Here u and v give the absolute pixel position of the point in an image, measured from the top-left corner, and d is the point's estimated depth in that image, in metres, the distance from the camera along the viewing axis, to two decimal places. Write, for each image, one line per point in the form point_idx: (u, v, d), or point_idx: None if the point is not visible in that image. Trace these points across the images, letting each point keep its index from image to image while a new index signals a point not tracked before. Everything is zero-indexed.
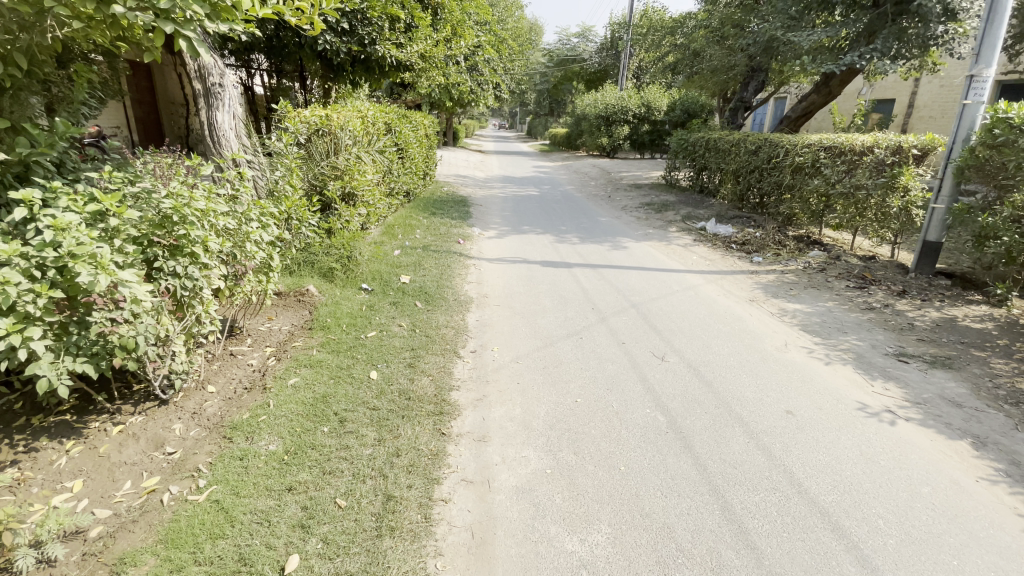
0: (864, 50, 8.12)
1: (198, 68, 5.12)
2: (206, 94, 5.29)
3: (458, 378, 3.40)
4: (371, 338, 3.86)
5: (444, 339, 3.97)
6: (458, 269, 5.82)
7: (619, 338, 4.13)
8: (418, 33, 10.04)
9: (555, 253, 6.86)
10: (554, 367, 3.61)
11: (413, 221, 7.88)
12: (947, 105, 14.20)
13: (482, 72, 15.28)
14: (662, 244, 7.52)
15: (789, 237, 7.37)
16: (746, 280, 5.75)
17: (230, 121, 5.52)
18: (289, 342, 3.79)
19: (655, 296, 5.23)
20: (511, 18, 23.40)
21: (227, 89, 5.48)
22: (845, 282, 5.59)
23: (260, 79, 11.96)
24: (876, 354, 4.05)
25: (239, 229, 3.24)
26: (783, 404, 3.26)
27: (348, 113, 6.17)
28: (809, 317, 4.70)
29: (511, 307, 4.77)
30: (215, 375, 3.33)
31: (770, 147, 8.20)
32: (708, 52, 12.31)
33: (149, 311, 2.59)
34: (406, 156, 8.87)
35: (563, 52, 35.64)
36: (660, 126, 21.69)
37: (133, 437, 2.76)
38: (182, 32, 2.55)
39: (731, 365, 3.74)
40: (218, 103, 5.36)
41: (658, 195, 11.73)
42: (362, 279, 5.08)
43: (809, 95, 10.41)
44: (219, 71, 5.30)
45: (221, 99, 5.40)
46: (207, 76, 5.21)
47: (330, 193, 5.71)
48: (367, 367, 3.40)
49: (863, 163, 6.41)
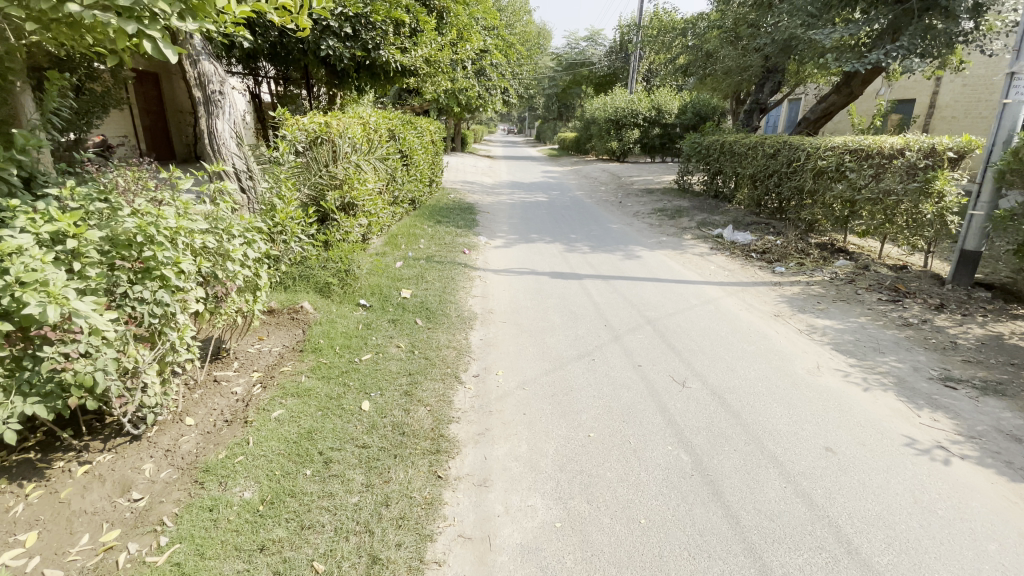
0: (888, 48, 7.73)
1: (197, 74, 5.04)
2: (206, 102, 5.15)
3: (458, 408, 3.10)
4: (366, 361, 3.58)
5: (444, 362, 3.67)
6: (463, 282, 5.52)
7: (634, 359, 3.81)
8: (423, 37, 9.83)
9: (565, 263, 6.55)
10: (564, 394, 3.30)
11: (417, 230, 7.60)
12: (971, 106, 13.67)
13: (490, 76, 15.07)
14: (678, 252, 7.18)
15: (812, 245, 6.99)
16: (769, 293, 5.39)
17: (231, 130, 5.29)
18: (277, 366, 3.52)
19: (672, 310, 4.88)
20: (519, 23, 23.22)
21: (229, 98, 5.33)
22: (877, 295, 5.20)
23: (267, 87, 11.89)
24: (919, 378, 3.67)
25: (220, 246, 2.97)
26: (822, 441, 2.91)
27: (348, 120, 5.92)
28: (841, 335, 4.34)
29: (518, 324, 4.45)
30: (195, 405, 3.06)
31: (790, 150, 7.84)
32: (721, 53, 11.97)
33: (111, 342, 2.32)
34: (411, 163, 8.62)
35: (571, 56, 35.39)
36: (671, 129, 21.31)
37: (98, 480, 2.49)
38: (147, 33, 2.25)
39: (760, 392, 3.39)
40: (218, 110, 5.19)
41: (671, 201, 11.39)
42: (361, 294, 4.81)
43: (829, 95, 10.00)
44: (219, 79, 5.20)
45: (222, 107, 5.23)
46: (206, 82, 5.10)
47: (329, 204, 5.45)
48: (359, 397, 3.11)
49: (893, 167, 6.02)
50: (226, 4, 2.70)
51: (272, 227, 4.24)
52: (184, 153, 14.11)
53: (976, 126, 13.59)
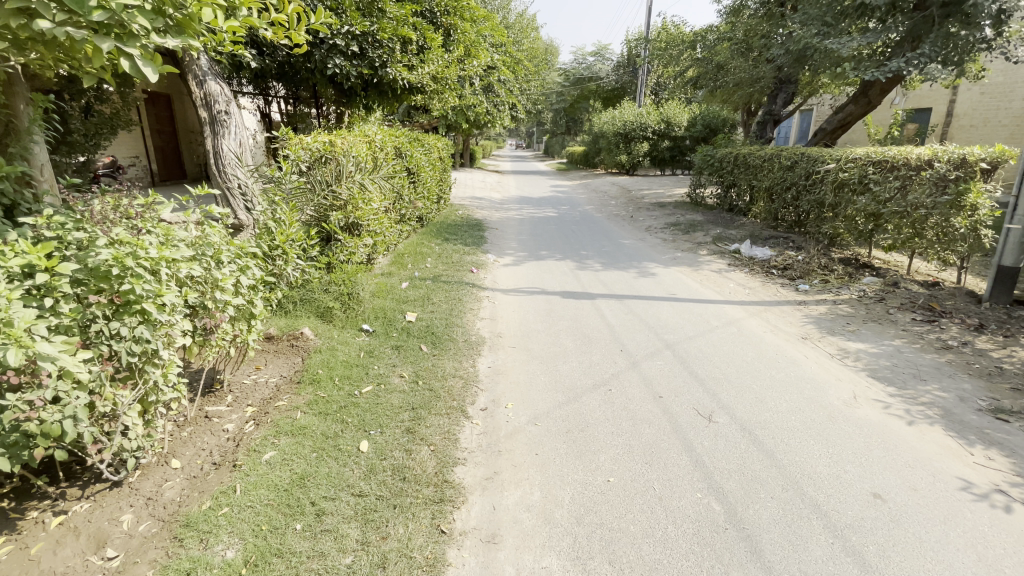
0: (909, 56, 7.47)
1: (202, 95, 5.00)
2: (211, 122, 5.09)
3: (464, 448, 2.85)
4: (367, 395, 3.34)
5: (450, 394, 3.42)
6: (471, 304, 5.31)
7: (654, 389, 3.54)
8: (431, 54, 9.77)
9: (577, 282, 6.30)
10: (579, 430, 3.04)
11: (424, 248, 7.42)
12: (990, 114, 13.32)
13: (498, 93, 15.05)
14: (693, 269, 6.92)
15: (835, 261, 6.68)
16: (794, 313, 5.11)
17: (237, 148, 5.21)
18: (273, 400, 3.30)
19: (692, 333, 4.60)
20: (527, 39, 23.36)
21: (234, 117, 5.26)
22: (910, 314, 4.89)
23: (277, 106, 11.94)
24: (967, 410, 3.34)
25: (209, 275, 2.78)
26: (868, 485, 2.62)
27: (353, 139, 5.79)
28: (876, 360, 4.03)
29: (529, 350, 4.21)
30: (182, 446, 2.85)
31: (808, 162, 7.57)
32: (732, 64, 11.79)
33: (84, 385, 2.14)
34: (419, 180, 8.49)
35: (579, 71, 35.48)
36: (681, 142, 21.12)
37: (73, 532, 2.27)
38: (123, 50, 2.12)
39: (794, 427, 3.11)
40: (224, 130, 5.12)
41: (684, 215, 11.13)
42: (364, 319, 4.61)
43: (845, 105, 9.74)
44: (225, 99, 5.14)
45: (227, 126, 5.16)
46: (211, 102, 5.04)
47: (332, 224, 5.28)
48: (357, 436, 2.88)
49: (920, 179, 5.73)
50: (213, 19, 2.56)
51: (269, 251, 4.03)
52: (195, 172, 14.09)
53: (996, 134, 13.23)
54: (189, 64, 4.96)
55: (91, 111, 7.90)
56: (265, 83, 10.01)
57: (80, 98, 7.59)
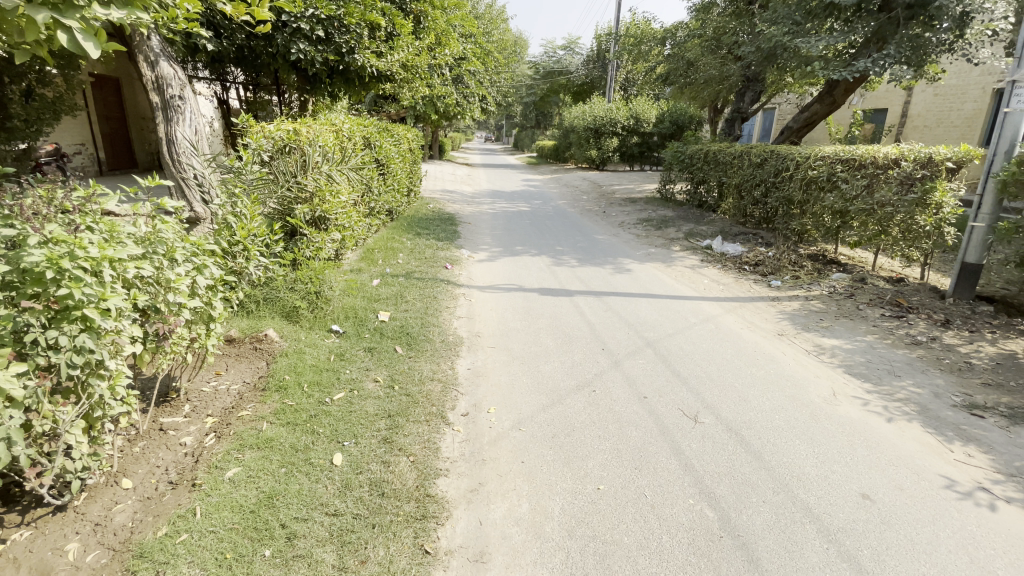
0: (875, 57, 7.66)
1: (153, 78, 4.68)
2: (164, 108, 4.75)
3: (447, 458, 2.70)
4: (339, 402, 3.13)
5: (428, 399, 3.24)
6: (446, 301, 5.12)
7: (639, 389, 3.47)
8: (400, 41, 9.45)
9: (553, 278, 6.20)
10: (566, 434, 2.94)
11: (395, 243, 7.16)
12: (942, 115, 14.00)
13: (468, 84, 14.77)
14: (667, 265, 6.93)
15: (804, 257, 6.81)
16: (769, 309, 5.15)
17: (194, 137, 4.86)
18: (236, 409, 3.06)
19: (671, 331, 4.56)
20: (496, 29, 22.99)
21: (190, 103, 4.91)
22: (879, 310, 5.00)
23: (237, 92, 11.37)
24: (942, 406, 3.42)
25: (160, 275, 2.50)
26: (855, 485, 2.62)
27: (319, 128, 5.51)
28: (852, 356, 4.09)
29: (508, 351, 4.06)
30: (135, 464, 2.59)
31: (778, 160, 7.69)
32: (701, 62, 11.89)
33: (18, 403, 1.87)
34: (388, 172, 8.20)
35: (547, 64, 35.27)
36: (649, 138, 21.33)
37: (9, 566, 2.00)
38: (61, 21, 1.84)
39: (779, 427, 3.09)
40: (177, 116, 4.77)
41: (655, 210, 11.20)
42: (334, 319, 4.36)
43: (811, 104, 9.95)
44: (178, 82, 4.80)
45: (182, 112, 4.81)
46: (163, 86, 4.71)
47: (297, 218, 4.96)
48: (330, 448, 2.68)
49: (888, 177, 5.87)
50: None
51: (227, 247, 3.73)
52: (145, 160, 13.23)
53: (948, 135, 13.91)
54: (139, 45, 4.69)
55: (33, 95, 7.20)
56: (223, 68, 9.49)
57: (20, 80, 6.95)
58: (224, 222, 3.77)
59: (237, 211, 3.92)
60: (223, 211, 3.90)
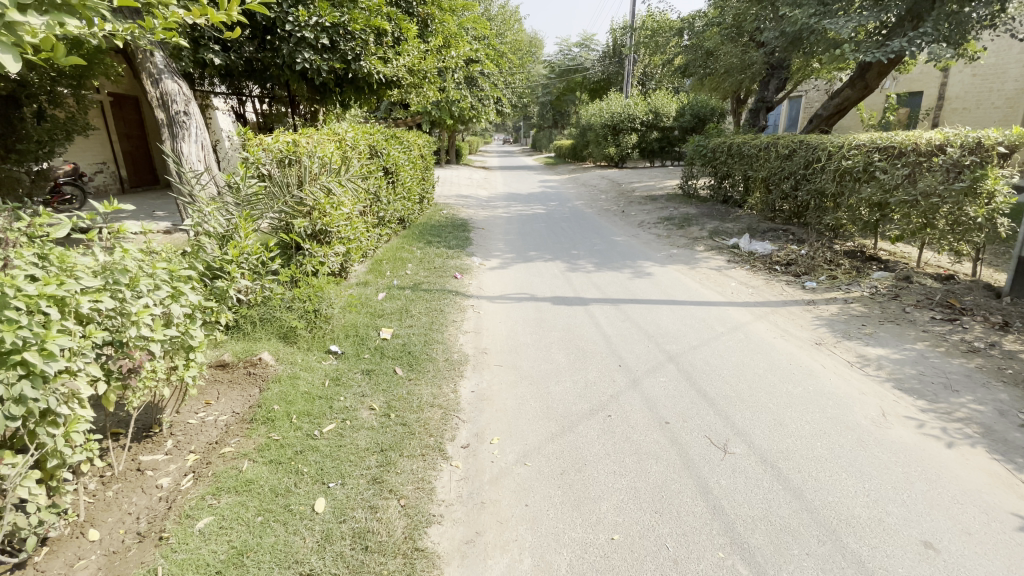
0: (911, 36, 7.07)
1: (160, 95, 5.35)
2: (171, 123, 5.44)
3: (441, 502, 2.42)
4: (329, 435, 2.88)
5: (426, 429, 2.97)
6: (453, 315, 4.85)
7: (659, 413, 3.12)
8: (406, 46, 9.29)
9: (568, 285, 5.88)
10: (576, 470, 2.62)
11: (404, 253, 6.93)
12: (982, 96, 13.10)
13: (482, 87, 14.59)
14: (690, 267, 6.52)
15: (839, 254, 6.31)
16: (803, 314, 4.71)
17: (197, 150, 5.56)
18: (219, 445, 2.85)
19: (695, 342, 4.18)
20: (509, 31, 22.78)
21: (194, 118, 5.59)
22: (928, 313, 4.51)
23: (252, 106, 11.46)
24: (1010, 427, 2.96)
25: (122, 307, 2.30)
26: (915, 530, 2.23)
27: (319, 138, 5.34)
28: (901, 369, 3.65)
29: (517, 370, 3.76)
30: (104, 511, 2.40)
31: (807, 150, 7.19)
32: (721, 51, 11.38)
33: None
34: (398, 180, 8.02)
35: (563, 63, 34.77)
36: (669, 133, 20.74)
37: None
38: None
39: (821, 457, 2.71)
40: (183, 131, 5.47)
41: (676, 208, 10.73)
42: (332, 338, 4.13)
43: (841, 89, 9.34)
44: (183, 99, 5.47)
45: (187, 127, 5.51)
46: (170, 103, 5.39)
47: (296, 232, 4.76)
48: (313, 491, 2.44)
49: (932, 165, 5.35)
50: None
51: (205, 271, 3.48)
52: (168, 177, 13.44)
53: (989, 117, 13.04)
54: (146, 64, 5.34)
55: (45, 116, 7.28)
56: (237, 82, 9.54)
57: (32, 102, 7.01)
58: (195, 245, 3.51)
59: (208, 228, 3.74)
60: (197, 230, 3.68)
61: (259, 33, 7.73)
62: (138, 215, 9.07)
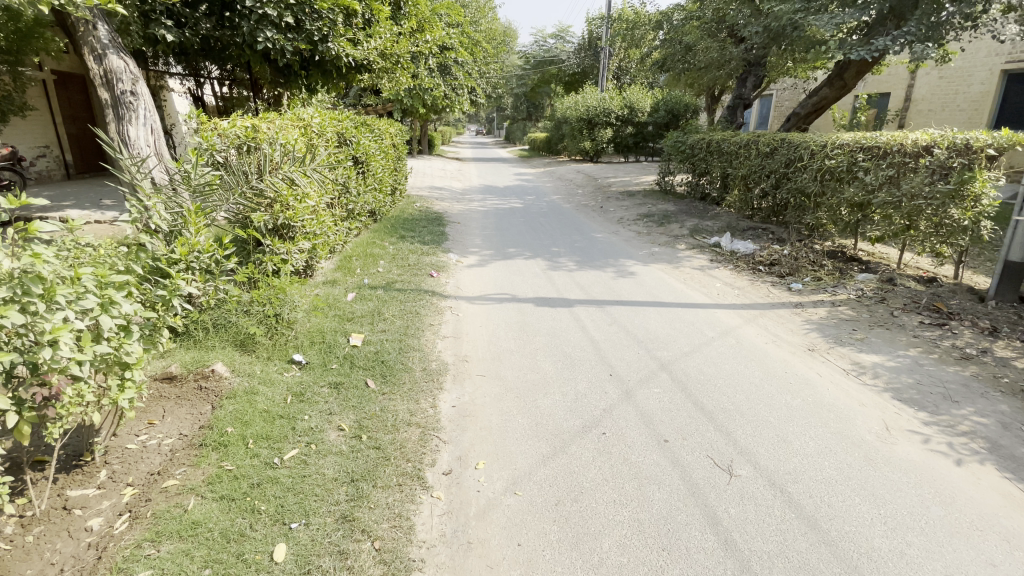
0: (892, 35, 7.11)
1: (104, 73, 4.83)
2: (115, 104, 4.89)
3: (422, 543, 2.13)
4: (290, 463, 2.53)
5: (403, 453, 2.66)
6: (430, 318, 4.52)
7: (657, 430, 2.89)
8: (378, 28, 8.80)
9: (550, 284, 5.62)
10: (572, 500, 2.36)
11: (375, 249, 6.52)
12: (947, 98, 13.50)
13: (456, 75, 14.10)
14: (673, 266, 6.37)
15: (821, 254, 6.26)
16: (793, 317, 4.59)
17: (146, 135, 5.01)
18: (162, 475, 2.46)
19: (687, 348, 3.98)
20: (484, 19, 22.23)
21: (143, 99, 5.04)
22: (916, 317, 4.45)
23: (211, 88, 10.73)
24: (1015, 442, 2.87)
25: (33, 322, 1.89)
26: (939, 564, 2.07)
27: (282, 124, 4.92)
28: (898, 377, 3.53)
29: (500, 381, 3.47)
30: (21, 561, 1.98)
31: (789, 148, 7.12)
32: (701, 46, 11.29)
33: None
34: (369, 170, 7.58)
35: (537, 53, 34.24)
36: (643, 128, 20.72)
37: None
38: None
39: (831, 479, 2.53)
40: (129, 114, 4.92)
41: (654, 204, 10.61)
42: (297, 346, 3.75)
43: (819, 88, 9.35)
44: (129, 77, 4.91)
45: (134, 109, 4.95)
46: (114, 81, 4.85)
47: (255, 227, 4.32)
48: (272, 535, 2.10)
49: (918, 166, 5.30)
50: None
51: (147, 273, 2.98)
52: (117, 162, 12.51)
53: (954, 119, 13.40)
54: (86, 36, 4.79)
55: None
56: (196, 63, 8.85)
57: None
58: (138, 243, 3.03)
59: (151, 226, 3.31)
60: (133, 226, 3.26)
61: (217, 9, 7.13)
62: (83, 205, 8.34)
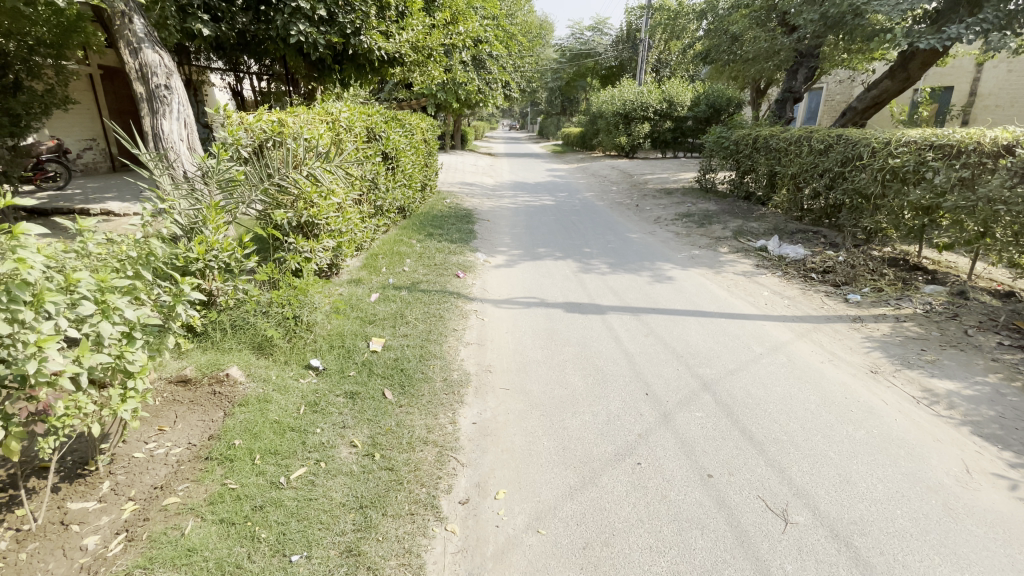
0: (967, 23, 6.46)
1: (139, 66, 4.81)
2: (150, 98, 4.84)
3: None
4: (297, 484, 2.36)
5: (417, 477, 2.45)
6: (454, 322, 4.31)
7: (699, 463, 2.59)
8: (411, 20, 8.64)
9: (581, 289, 5.32)
10: (602, 543, 2.10)
11: (402, 247, 6.37)
12: (1017, 93, 12.48)
13: (491, 69, 13.86)
14: (715, 271, 5.96)
15: (881, 262, 5.73)
16: (851, 333, 4.16)
17: (179, 130, 4.92)
18: (165, 491, 2.32)
19: (732, 366, 3.62)
20: (521, 12, 21.86)
21: (177, 94, 4.99)
22: (995, 338, 3.96)
23: (250, 83, 10.91)
24: None
25: (19, 332, 1.76)
26: None
27: (309, 118, 4.84)
28: (977, 409, 3.09)
29: (525, 397, 3.21)
30: None
31: (846, 145, 6.57)
32: (748, 36, 10.68)
33: None
34: (399, 166, 7.43)
35: (574, 46, 33.49)
36: (683, 123, 20.02)
37: None
38: None
39: (905, 532, 2.18)
40: (163, 108, 4.86)
41: (694, 203, 10.12)
42: (315, 350, 3.59)
43: (880, 80, 8.66)
44: (164, 71, 4.89)
45: (168, 104, 4.89)
46: (149, 75, 4.82)
47: (277, 225, 4.19)
48: (270, 568, 1.92)
49: (998, 167, 4.74)
50: None
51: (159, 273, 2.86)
52: None
53: None
54: (122, 30, 4.78)
55: (22, 88, 6.60)
56: (234, 58, 8.93)
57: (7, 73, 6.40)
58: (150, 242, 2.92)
59: (162, 229, 3.11)
60: (148, 226, 3.10)
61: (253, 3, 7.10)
62: (123, 197, 8.53)
